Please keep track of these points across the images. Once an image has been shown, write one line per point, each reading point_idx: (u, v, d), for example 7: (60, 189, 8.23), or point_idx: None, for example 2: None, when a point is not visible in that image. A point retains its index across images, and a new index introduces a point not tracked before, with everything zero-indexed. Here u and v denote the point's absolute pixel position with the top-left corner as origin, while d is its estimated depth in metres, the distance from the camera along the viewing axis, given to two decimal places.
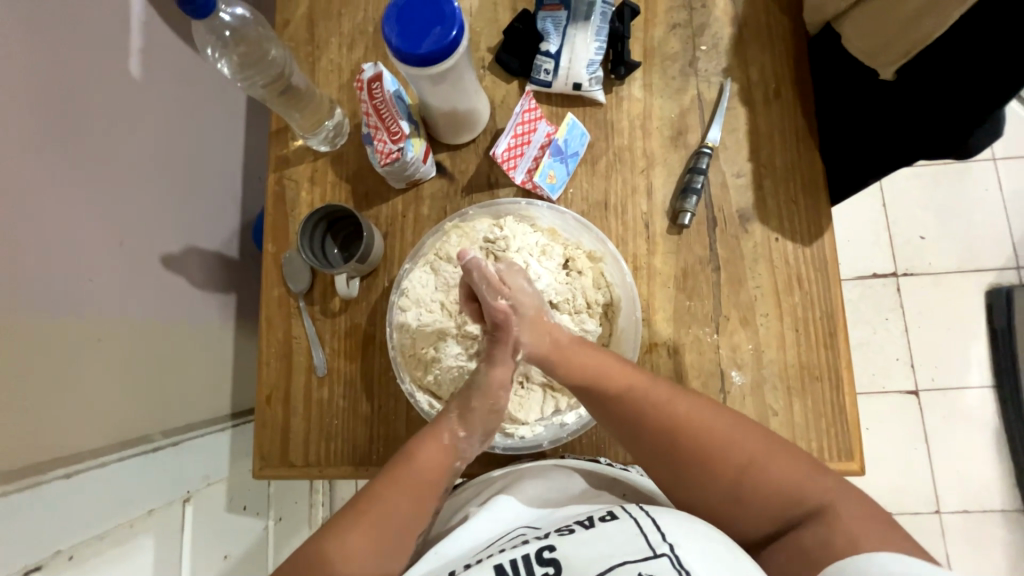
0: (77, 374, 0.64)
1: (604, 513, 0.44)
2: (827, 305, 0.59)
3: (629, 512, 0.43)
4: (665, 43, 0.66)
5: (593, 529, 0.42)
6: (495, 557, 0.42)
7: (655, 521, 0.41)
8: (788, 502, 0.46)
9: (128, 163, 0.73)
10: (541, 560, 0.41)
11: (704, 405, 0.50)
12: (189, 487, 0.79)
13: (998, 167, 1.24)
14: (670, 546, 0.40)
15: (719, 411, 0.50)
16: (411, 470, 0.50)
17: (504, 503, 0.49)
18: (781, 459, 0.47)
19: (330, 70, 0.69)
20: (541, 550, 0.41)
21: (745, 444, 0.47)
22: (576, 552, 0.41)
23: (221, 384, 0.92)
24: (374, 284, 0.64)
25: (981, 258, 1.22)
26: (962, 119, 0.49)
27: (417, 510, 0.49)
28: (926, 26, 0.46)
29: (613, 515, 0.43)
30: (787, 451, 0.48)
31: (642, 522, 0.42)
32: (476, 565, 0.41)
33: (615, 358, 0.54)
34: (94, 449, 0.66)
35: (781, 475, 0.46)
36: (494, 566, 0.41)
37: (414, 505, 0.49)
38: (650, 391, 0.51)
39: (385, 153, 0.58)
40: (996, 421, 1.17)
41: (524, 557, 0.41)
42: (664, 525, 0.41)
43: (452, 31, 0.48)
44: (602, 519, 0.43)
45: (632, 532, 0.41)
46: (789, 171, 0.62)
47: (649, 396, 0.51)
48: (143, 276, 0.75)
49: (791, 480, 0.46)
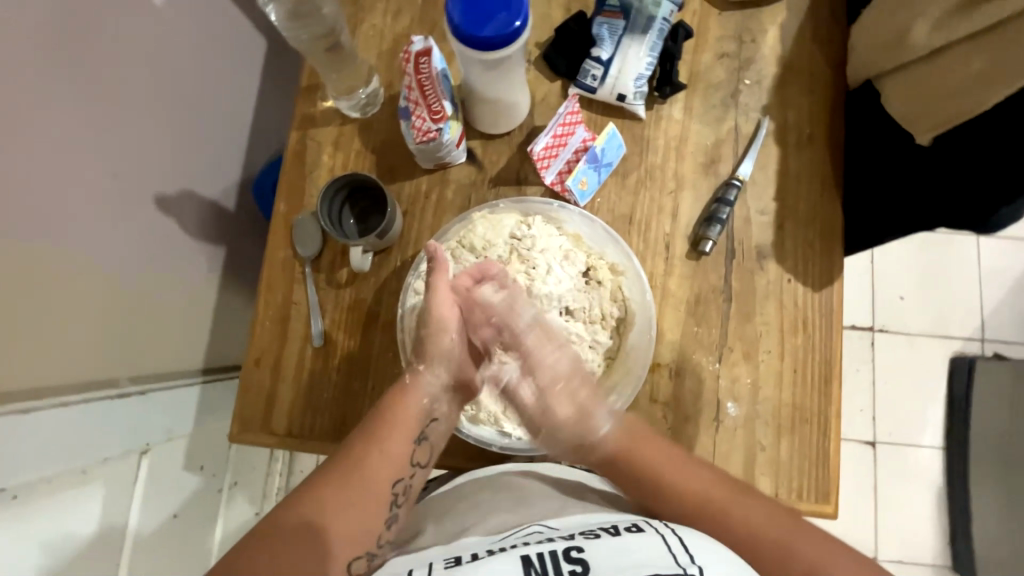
0: (50, 307, 0.61)
1: (630, 524, 0.42)
2: (826, 351, 0.61)
3: (654, 527, 0.41)
4: (711, 71, 0.66)
5: (619, 535, 0.40)
6: (520, 549, 0.40)
7: (681, 540, 0.40)
8: None
9: (133, 95, 0.69)
10: (568, 559, 0.38)
11: (759, 506, 0.48)
12: (149, 440, 0.78)
13: (980, 243, 1.30)
14: (698, 568, 0.37)
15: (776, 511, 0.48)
16: (390, 423, 0.51)
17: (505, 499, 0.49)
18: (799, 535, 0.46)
19: (370, 35, 0.67)
20: (568, 549, 0.39)
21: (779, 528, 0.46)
22: (606, 556, 0.38)
23: (195, 339, 0.90)
24: (386, 261, 0.62)
25: (952, 326, 1.28)
26: (991, 192, 0.51)
27: (391, 468, 0.49)
28: (973, 98, 0.48)
29: (638, 527, 0.41)
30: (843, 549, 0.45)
31: (671, 541, 0.39)
32: (501, 553, 0.39)
33: (670, 452, 0.51)
34: (56, 388, 0.64)
35: (798, 547, 0.45)
36: (520, 557, 0.38)
37: (388, 461, 0.49)
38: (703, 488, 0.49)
39: (423, 131, 0.56)
40: (941, 482, 1.23)
41: (550, 553, 0.39)
42: (695, 551, 0.39)
43: (516, 21, 0.47)
44: (627, 528, 0.41)
45: (660, 547, 0.39)
46: (811, 217, 0.63)
47: (672, 475, 0.50)
48: (133, 214, 0.72)
49: None
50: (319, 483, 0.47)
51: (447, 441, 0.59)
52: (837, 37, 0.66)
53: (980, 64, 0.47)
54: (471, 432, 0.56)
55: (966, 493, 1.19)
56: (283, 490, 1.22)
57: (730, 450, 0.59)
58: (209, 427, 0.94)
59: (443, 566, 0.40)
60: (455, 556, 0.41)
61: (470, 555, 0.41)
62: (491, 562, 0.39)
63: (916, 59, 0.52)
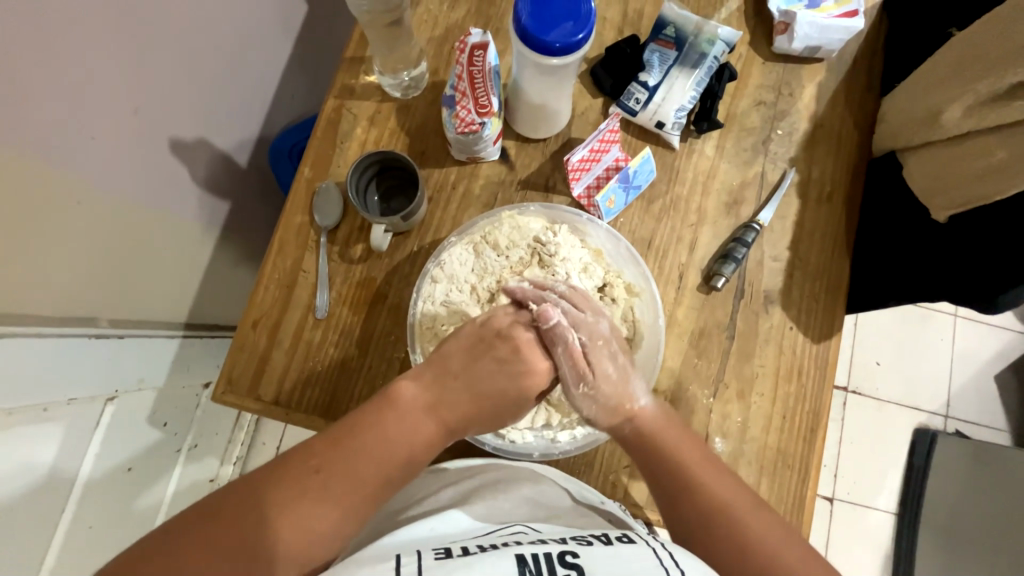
0: (46, 233, 0.59)
1: (621, 534, 0.41)
2: (816, 402, 0.62)
3: (647, 540, 0.40)
4: (747, 115, 0.68)
5: (613, 546, 0.39)
6: (516, 547, 0.39)
7: (674, 555, 0.39)
8: None
9: (170, 33, 0.69)
10: (563, 562, 0.37)
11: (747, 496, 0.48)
12: (118, 386, 0.76)
13: (957, 323, 1.36)
14: None
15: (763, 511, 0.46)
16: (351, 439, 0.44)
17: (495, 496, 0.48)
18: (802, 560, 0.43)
19: (424, 20, 0.67)
20: (563, 553, 0.38)
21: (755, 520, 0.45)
22: (600, 564, 0.37)
23: (183, 291, 0.88)
24: (403, 243, 0.62)
25: (921, 398, 1.33)
26: (1000, 272, 0.53)
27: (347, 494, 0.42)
28: (989, 185, 0.51)
29: (630, 538, 0.40)
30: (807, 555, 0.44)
31: (662, 554, 0.38)
32: (494, 551, 0.38)
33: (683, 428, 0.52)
34: (35, 317, 0.61)
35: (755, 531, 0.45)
36: (517, 555, 0.37)
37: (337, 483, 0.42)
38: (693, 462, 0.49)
39: (466, 122, 0.56)
40: (890, 546, 1.26)
41: (546, 555, 0.38)
42: (684, 563, 0.38)
43: (581, 33, 0.47)
44: (620, 539, 0.40)
45: (652, 558, 0.38)
46: (820, 271, 0.65)
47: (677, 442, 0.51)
48: (145, 152, 0.70)
49: None
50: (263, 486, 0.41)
51: None
52: (869, 105, 0.69)
53: (1005, 154, 0.49)
54: None
55: (910, 560, 1.22)
56: (240, 460, 1.19)
57: None
58: (181, 382, 0.92)
59: (432, 558, 0.37)
60: (445, 548, 0.38)
61: (461, 548, 0.39)
62: (482, 559, 0.37)
63: (944, 139, 0.55)
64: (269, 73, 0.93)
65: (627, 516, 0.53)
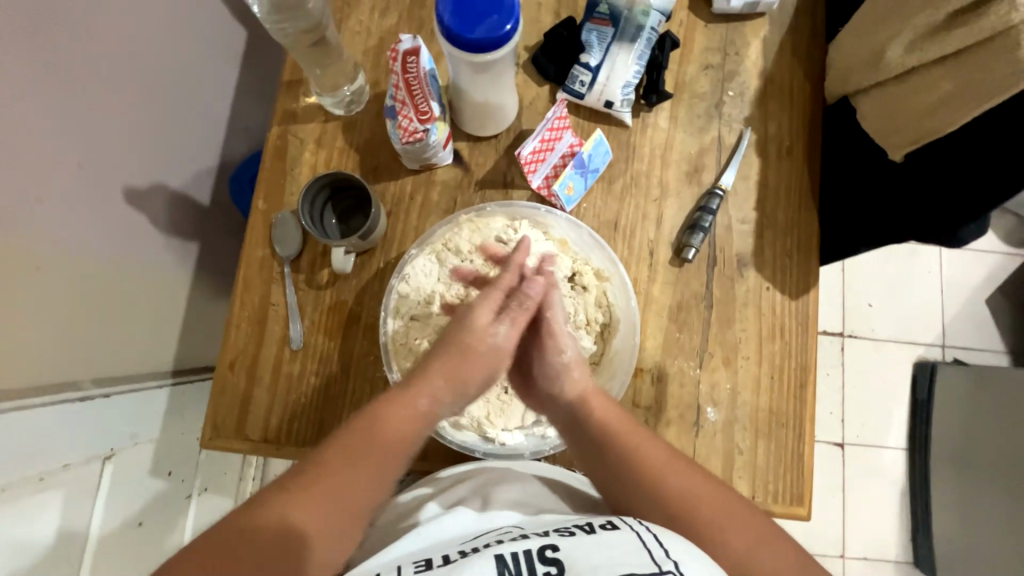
0: (12, 302, 0.59)
1: (604, 520, 0.41)
2: (802, 357, 0.62)
3: (630, 525, 0.40)
4: (696, 81, 0.68)
5: (595, 534, 0.39)
6: (495, 547, 0.38)
7: (657, 536, 0.39)
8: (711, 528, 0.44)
9: (104, 83, 0.68)
10: (543, 559, 0.37)
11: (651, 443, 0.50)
12: (112, 445, 0.75)
13: (943, 254, 1.37)
14: (674, 564, 0.37)
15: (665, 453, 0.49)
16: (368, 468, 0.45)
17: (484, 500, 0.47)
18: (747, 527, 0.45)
19: (357, 31, 0.65)
20: (542, 549, 0.38)
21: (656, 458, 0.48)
22: (581, 556, 0.37)
23: (165, 339, 0.87)
24: (369, 262, 0.61)
25: (916, 332, 1.34)
26: (958, 212, 0.53)
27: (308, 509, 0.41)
28: (938, 118, 0.50)
29: (614, 525, 0.40)
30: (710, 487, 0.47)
31: (646, 537, 0.39)
32: (472, 556, 0.38)
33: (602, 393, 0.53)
34: (17, 389, 0.61)
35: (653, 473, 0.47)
36: (495, 556, 0.37)
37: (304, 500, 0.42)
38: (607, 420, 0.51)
39: (409, 131, 0.55)
40: (903, 481, 1.28)
41: (525, 552, 0.38)
42: (669, 545, 0.38)
43: (507, 24, 0.46)
44: (603, 526, 0.40)
45: (637, 544, 0.38)
46: (790, 228, 0.65)
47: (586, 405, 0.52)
48: (100, 207, 0.70)
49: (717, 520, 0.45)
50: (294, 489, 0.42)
51: (429, 446, 0.59)
52: (816, 52, 0.68)
53: (951, 85, 0.49)
54: (455, 438, 0.56)
55: (926, 492, 1.24)
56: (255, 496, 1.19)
57: (709, 453, 0.60)
58: (179, 429, 0.91)
59: (413, 571, 0.38)
60: (426, 559, 0.39)
61: (442, 557, 0.39)
62: (465, 565, 0.37)
63: (891, 79, 0.54)
64: (216, 106, 0.92)
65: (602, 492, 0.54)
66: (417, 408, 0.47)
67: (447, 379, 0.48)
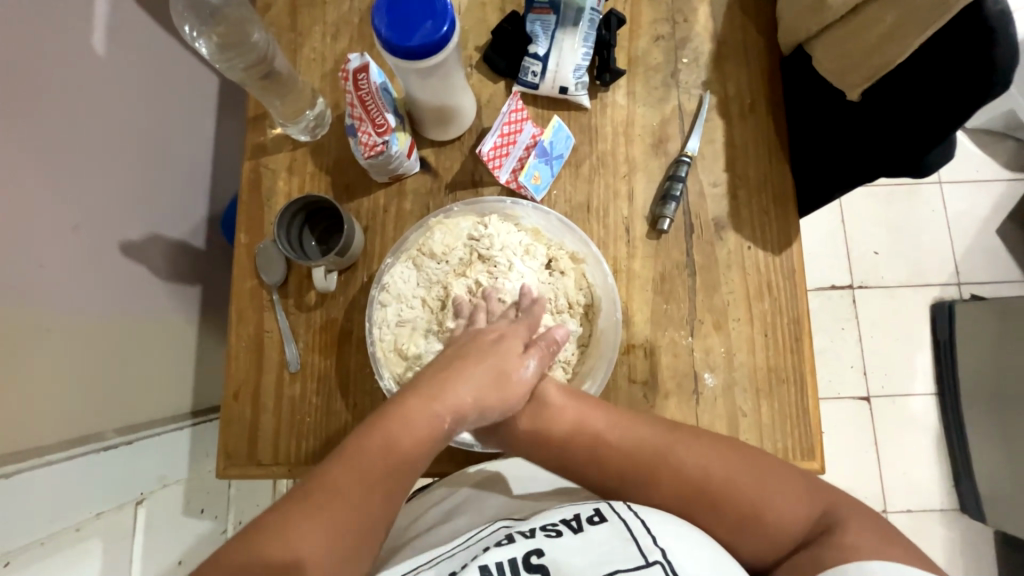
0: (26, 365, 0.61)
1: (592, 513, 0.43)
2: (793, 311, 0.62)
3: (618, 516, 0.42)
4: (649, 54, 0.68)
5: (581, 534, 0.41)
6: (480, 558, 0.40)
7: (645, 524, 0.41)
8: (702, 478, 0.48)
9: (87, 145, 0.71)
10: (529, 566, 0.39)
11: (623, 416, 0.52)
12: (143, 489, 0.77)
13: (944, 190, 1.33)
14: (662, 552, 0.39)
15: (640, 425, 0.51)
16: (386, 456, 0.44)
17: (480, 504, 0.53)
18: (739, 472, 0.47)
19: (313, 59, 0.67)
20: (528, 555, 0.40)
21: (637, 437, 0.50)
22: (565, 558, 0.39)
23: (181, 381, 0.90)
24: (353, 278, 0.63)
25: (927, 273, 1.30)
26: (921, 139, 0.53)
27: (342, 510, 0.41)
28: (889, 52, 0.50)
29: (601, 518, 0.42)
30: (693, 435, 0.50)
31: (633, 526, 0.41)
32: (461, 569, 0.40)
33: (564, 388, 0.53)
34: (42, 447, 0.63)
35: (628, 445, 0.50)
36: (480, 567, 0.39)
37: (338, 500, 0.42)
38: (567, 413, 0.52)
39: (370, 146, 0.57)
40: (937, 426, 1.25)
41: (510, 560, 0.39)
42: (655, 530, 0.41)
43: (444, 27, 0.48)
44: (590, 522, 0.42)
45: (623, 537, 0.40)
46: (762, 183, 0.64)
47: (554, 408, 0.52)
48: (99, 263, 0.73)
49: (714, 473, 0.48)
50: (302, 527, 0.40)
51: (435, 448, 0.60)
52: (765, 5, 0.68)
53: (894, 17, 0.49)
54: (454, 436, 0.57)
55: (962, 434, 1.20)
56: None
57: (712, 419, 0.60)
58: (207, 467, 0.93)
59: None
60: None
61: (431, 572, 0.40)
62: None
63: (839, 19, 0.54)
64: (198, 153, 0.95)
65: None
66: (441, 420, 0.46)
67: (478, 395, 0.48)
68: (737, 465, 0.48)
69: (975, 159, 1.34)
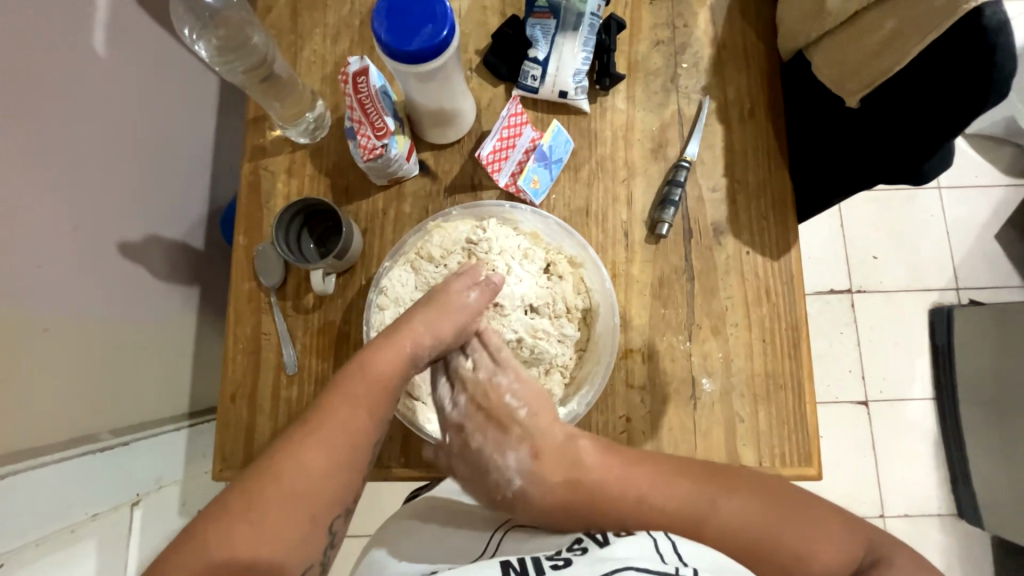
0: (23, 366, 0.61)
1: (620, 532, 0.45)
2: (791, 317, 0.62)
3: (650, 534, 0.43)
4: (649, 58, 0.68)
5: (608, 546, 0.42)
6: (504, 553, 0.42)
7: (673, 543, 0.42)
8: (750, 529, 0.48)
9: (87, 146, 0.71)
10: (548, 558, 0.41)
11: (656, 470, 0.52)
12: (138, 491, 0.77)
13: (943, 195, 1.33)
14: (690, 567, 0.39)
15: (677, 478, 0.51)
16: (364, 379, 0.48)
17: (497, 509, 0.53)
18: (782, 522, 0.48)
19: (313, 61, 0.68)
20: (549, 551, 0.42)
21: (678, 492, 0.50)
22: (586, 554, 0.42)
23: (179, 382, 0.90)
24: (351, 281, 0.63)
25: (926, 278, 1.30)
26: (919, 146, 0.52)
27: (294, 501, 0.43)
28: (889, 59, 0.50)
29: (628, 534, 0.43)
30: (727, 481, 0.50)
31: (661, 542, 0.42)
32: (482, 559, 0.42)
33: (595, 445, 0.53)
34: (37, 448, 0.63)
35: (670, 501, 0.50)
36: (501, 559, 0.41)
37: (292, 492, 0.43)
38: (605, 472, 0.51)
39: (369, 149, 0.57)
40: (936, 431, 1.24)
41: (532, 556, 0.42)
42: (681, 545, 0.42)
43: (444, 31, 0.48)
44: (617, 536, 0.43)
45: (649, 547, 0.41)
46: (761, 188, 0.65)
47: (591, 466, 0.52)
48: (98, 264, 0.73)
49: (758, 521, 0.48)
50: (300, 450, 0.44)
51: None
52: (765, 11, 0.68)
53: (894, 24, 0.49)
54: None
55: (960, 439, 1.20)
56: None
57: (710, 424, 0.60)
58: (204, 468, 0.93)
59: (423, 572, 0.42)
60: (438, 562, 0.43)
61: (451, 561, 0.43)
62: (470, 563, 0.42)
63: (838, 27, 0.54)
64: (198, 153, 0.95)
65: None
66: (404, 347, 0.50)
67: (429, 327, 0.51)
68: (779, 519, 0.48)
69: (974, 164, 1.34)
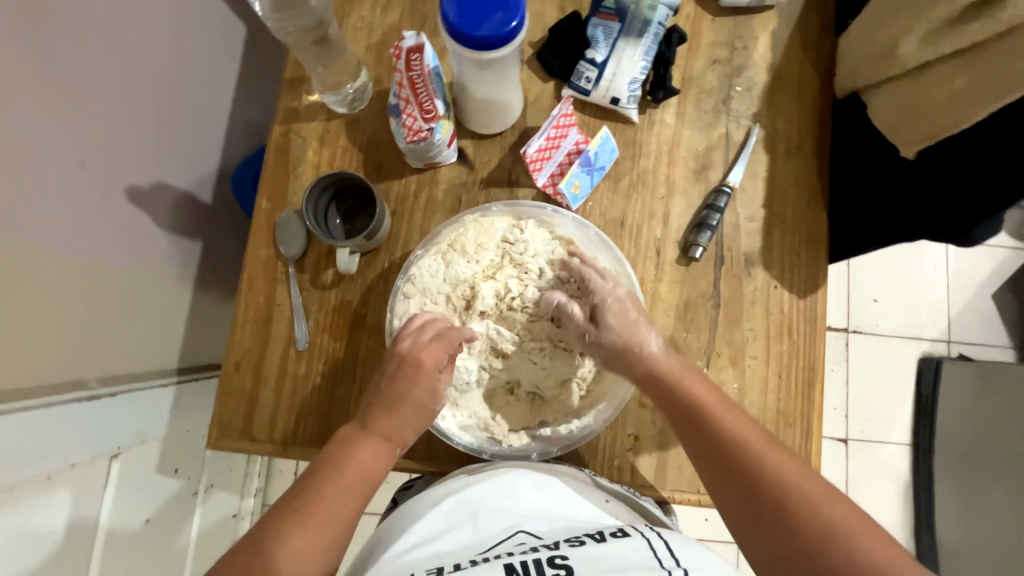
0: (15, 302, 0.58)
1: (614, 530, 0.44)
2: (809, 357, 0.62)
3: (642, 532, 0.43)
4: (703, 76, 0.66)
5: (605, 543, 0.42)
6: (504, 558, 0.41)
7: (667, 543, 0.42)
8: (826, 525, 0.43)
9: (106, 80, 0.67)
10: (552, 563, 0.40)
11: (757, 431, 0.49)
12: (119, 443, 0.74)
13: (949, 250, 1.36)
14: (684, 569, 0.39)
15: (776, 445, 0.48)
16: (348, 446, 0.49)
17: (501, 494, 0.50)
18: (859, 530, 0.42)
19: (359, 28, 0.65)
20: (552, 556, 0.41)
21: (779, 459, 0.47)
22: (591, 560, 0.40)
23: (171, 337, 0.87)
24: (374, 262, 0.61)
25: (922, 328, 1.33)
26: (977, 204, 0.52)
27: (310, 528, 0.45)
28: (950, 116, 0.49)
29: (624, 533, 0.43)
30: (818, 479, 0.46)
31: (657, 545, 0.42)
32: (483, 565, 0.41)
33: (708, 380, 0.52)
34: (22, 389, 0.60)
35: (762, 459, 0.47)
36: (504, 565, 0.40)
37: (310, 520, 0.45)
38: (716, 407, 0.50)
39: (413, 130, 0.55)
40: (909, 477, 1.26)
41: (533, 560, 0.40)
42: (674, 544, 0.42)
43: (513, 21, 0.46)
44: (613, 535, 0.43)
45: (646, 550, 0.41)
46: (797, 224, 0.64)
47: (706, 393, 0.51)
48: (102, 205, 0.69)
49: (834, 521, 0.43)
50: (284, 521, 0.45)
51: (435, 447, 0.58)
52: (826, 45, 0.67)
53: (964, 80, 0.47)
54: (461, 439, 0.56)
55: (930, 486, 1.23)
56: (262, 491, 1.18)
57: None
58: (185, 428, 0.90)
59: None
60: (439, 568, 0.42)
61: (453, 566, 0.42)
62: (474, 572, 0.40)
63: (905, 73, 0.53)
64: (218, 104, 0.91)
65: (639, 496, 0.56)
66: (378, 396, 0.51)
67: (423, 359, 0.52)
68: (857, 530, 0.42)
69: None
